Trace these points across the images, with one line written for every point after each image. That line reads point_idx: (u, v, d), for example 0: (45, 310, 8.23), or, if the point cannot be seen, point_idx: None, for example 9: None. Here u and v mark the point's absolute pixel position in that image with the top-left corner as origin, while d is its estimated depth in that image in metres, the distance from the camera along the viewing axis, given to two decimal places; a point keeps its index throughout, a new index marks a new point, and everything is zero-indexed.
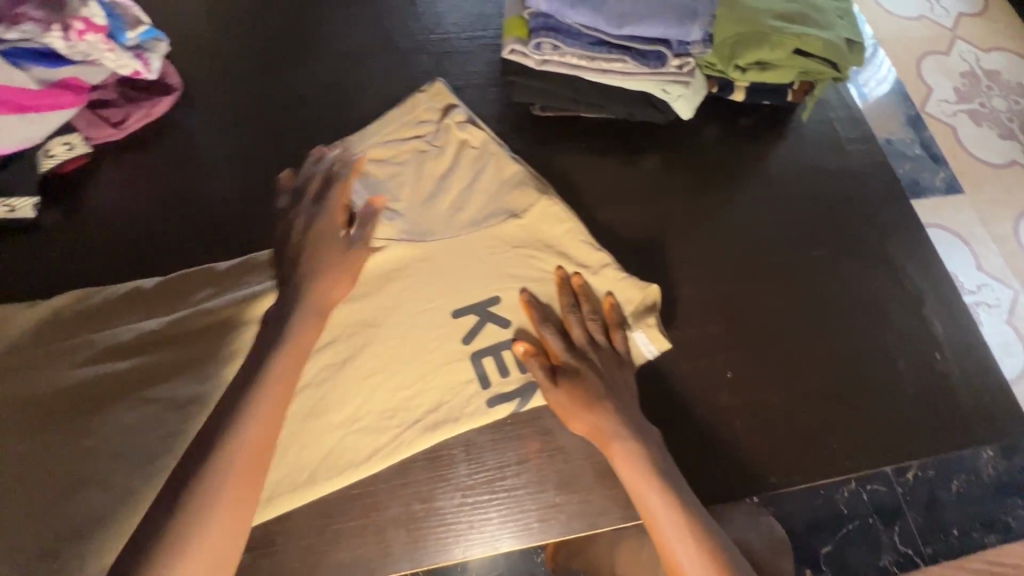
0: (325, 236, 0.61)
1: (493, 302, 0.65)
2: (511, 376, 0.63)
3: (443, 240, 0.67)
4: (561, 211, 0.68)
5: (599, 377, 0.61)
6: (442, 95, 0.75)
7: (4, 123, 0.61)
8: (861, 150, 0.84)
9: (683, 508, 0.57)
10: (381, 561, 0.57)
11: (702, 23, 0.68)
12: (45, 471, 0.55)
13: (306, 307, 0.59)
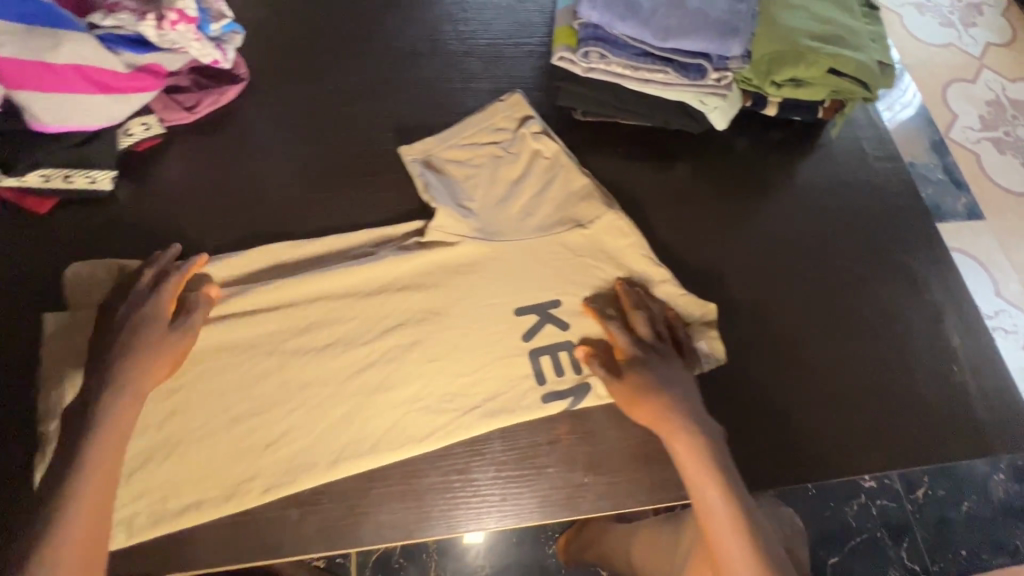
0: (146, 334, 0.61)
1: (554, 304, 0.70)
2: (566, 375, 0.67)
3: (515, 243, 0.71)
4: (623, 225, 0.72)
5: (660, 380, 0.64)
6: (520, 106, 0.80)
7: (92, 102, 0.66)
8: (887, 168, 0.88)
9: (739, 505, 0.60)
10: (418, 525, 0.62)
11: (742, 39, 0.72)
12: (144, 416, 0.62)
13: (128, 389, 0.59)
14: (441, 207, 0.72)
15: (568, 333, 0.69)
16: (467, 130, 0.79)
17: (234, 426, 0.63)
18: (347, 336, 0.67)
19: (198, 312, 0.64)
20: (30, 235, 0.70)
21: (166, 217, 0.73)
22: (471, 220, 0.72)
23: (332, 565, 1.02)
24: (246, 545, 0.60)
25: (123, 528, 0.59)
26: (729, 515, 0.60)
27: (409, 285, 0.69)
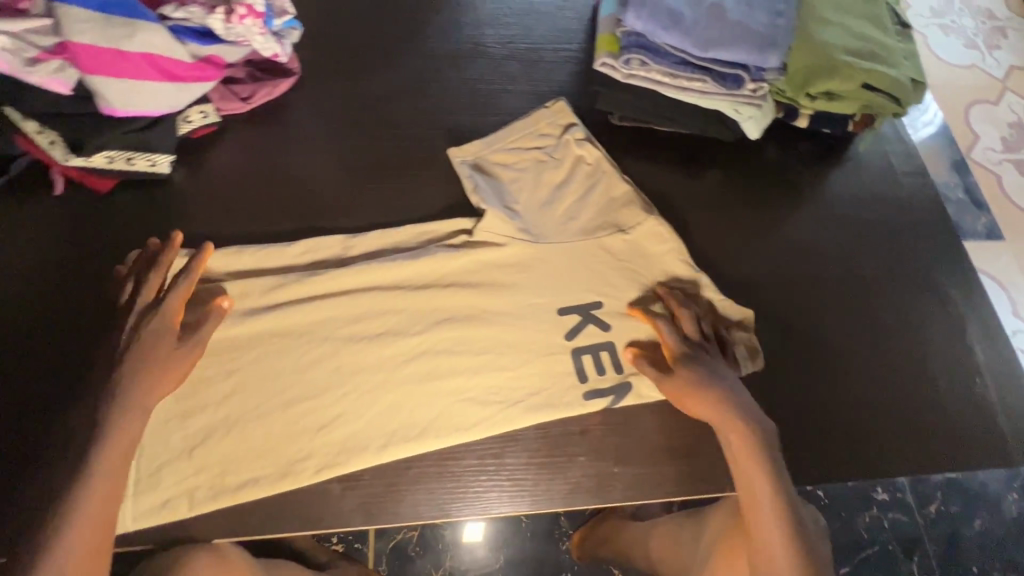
0: (154, 339, 0.63)
1: (596, 305, 0.72)
2: (607, 373, 0.70)
3: (557, 244, 0.75)
4: (665, 231, 0.75)
5: (710, 381, 0.66)
6: (565, 113, 0.84)
7: (157, 88, 0.69)
8: (914, 183, 0.90)
9: (788, 501, 0.63)
10: (455, 505, 0.65)
11: (780, 52, 0.75)
12: (207, 393, 0.65)
13: (142, 395, 0.61)
14: (490, 209, 0.75)
15: (611, 333, 0.71)
16: (512, 132, 0.82)
17: (282, 404, 0.66)
18: (392, 322, 0.70)
19: (207, 327, 0.65)
20: (93, 213, 0.74)
21: (219, 202, 0.77)
22: (518, 221, 0.76)
23: (349, 550, 0.99)
24: (290, 517, 0.63)
25: (185, 501, 0.62)
26: (778, 515, 0.62)
27: (451, 277, 0.72)
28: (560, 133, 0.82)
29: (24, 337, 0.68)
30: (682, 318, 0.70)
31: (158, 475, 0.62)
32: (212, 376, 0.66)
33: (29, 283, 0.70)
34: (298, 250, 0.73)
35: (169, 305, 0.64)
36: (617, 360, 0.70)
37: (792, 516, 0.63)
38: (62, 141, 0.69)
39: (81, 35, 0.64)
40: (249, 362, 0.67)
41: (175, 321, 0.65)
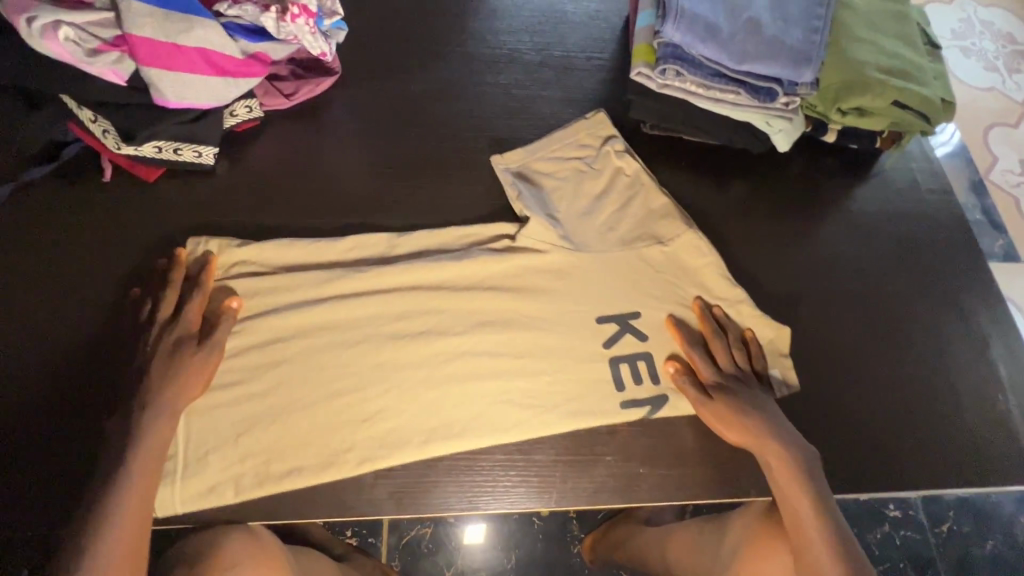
0: (179, 345, 0.65)
1: (634, 316, 0.74)
2: (645, 384, 0.72)
3: (599, 256, 0.76)
4: (702, 245, 0.77)
5: (747, 401, 0.69)
6: (605, 124, 0.86)
7: (209, 83, 0.71)
8: (938, 200, 0.91)
9: (828, 515, 0.64)
10: (484, 499, 0.66)
11: (814, 68, 0.76)
12: (254, 387, 0.67)
13: (172, 398, 0.63)
14: (533, 216, 0.77)
15: (647, 344, 0.73)
16: (554, 141, 0.84)
17: (318, 392, 0.67)
18: (427, 318, 0.72)
19: (223, 329, 0.67)
20: (141, 201, 0.77)
21: (261, 194, 0.79)
22: (559, 229, 0.77)
23: (363, 545, 0.95)
24: (323, 503, 0.65)
25: (227, 483, 0.63)
26: (824, 534, 0.62)
27: (484, 276, 0.74)
28: (601, 144, 0.84)
29: (75, 319, 0.70)
30: (716, 341, 0.72)
31: (204, 463, 0.64)
32: (254, 363, 0.68)
33: (79, 267, 0.73)
34: (343, 253, 0.75)
35: (186, 313, 0.66)
36: (653, 370, 0.72)
37: (839, 537, 0.63)
38: (114, 129, 0.72)
39: (142, 29, 0.66)
40: (287, 350, 0.69)
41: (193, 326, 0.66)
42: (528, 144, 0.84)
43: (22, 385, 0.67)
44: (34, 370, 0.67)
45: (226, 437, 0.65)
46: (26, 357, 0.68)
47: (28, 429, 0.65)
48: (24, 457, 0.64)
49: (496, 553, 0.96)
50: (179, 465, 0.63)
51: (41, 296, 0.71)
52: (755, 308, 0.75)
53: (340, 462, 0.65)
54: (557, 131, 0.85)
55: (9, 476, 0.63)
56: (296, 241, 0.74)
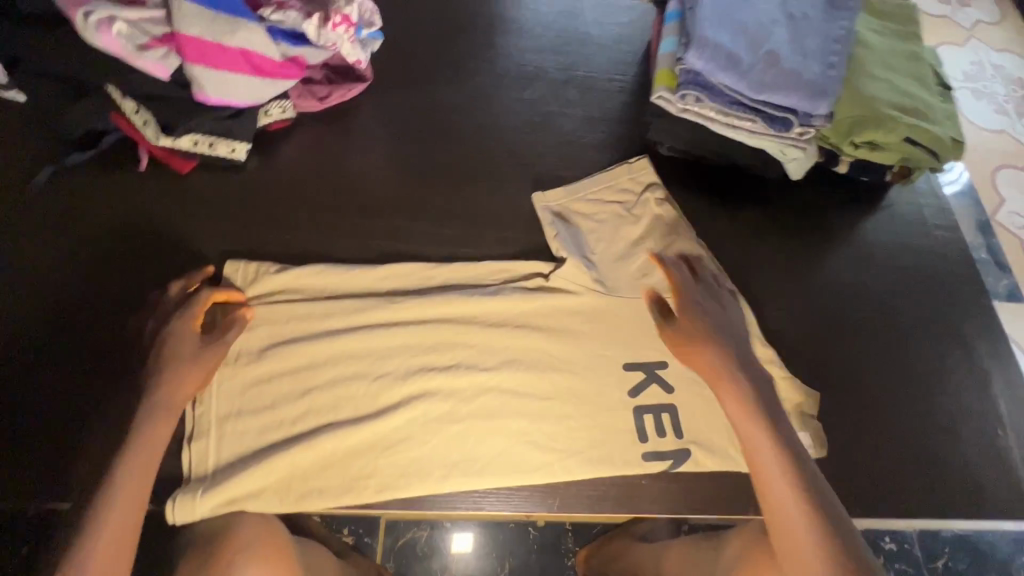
0: (179, 337, 0.66)
1: (661, 365, 0.76)
2: (667, 437, 0.73)
3: (630, 301, 0.79)
4: (734, 300, 0.80)
5: (710, 314, 0.74)
6: (646, 170, 0.87)
7: (248, 82, 0.74)
8: (945, 237, 0.93)
9: (792, 461, 0.62)
10: (489, 500, 0.70)
11: (829, 101, 0.79)
12: (288, 410, 0.69)
13: (167, 390, 0.64)
14: (570, 258, 0.78)
15: (673, 396, 0.75)
16: (598, 181, 0.86)
17: (336, 388, 0.71)
18: (444, 323, 0.75)
19: (230, 333, 0.69)
20: (174, 192, 0.79)
21: (289, 193, 0.82)
22: (594, 271, 0.79)
23: (358, 544, 0.93)
24: (331, 493, 0.67)
25: (247, 479, 0.66)
26: (805, 514, 0.59)
27: (510, 304, 0.77)
28: (642, 189, 0.86)
29: (105, 307, 0.73)
30: (688, 328, 0.73)
31: (228, 474, 0.66)
32: (274, 355, 0.71)
33: (112, 255, 0.75)
34: (375, 280, 0.77)
35: (190, 309, 0.68)
36: (676, 423, 0.74)
37: (825, 519, 0.59)
38: (155, 121, 0.75)
39: (189, 27, 0.69)
40: (308, 343, 0.72)
41: (194, 325, 0.68)
42: (569, 184, 0.86)
43: (54, 365, 0.70)
44: (66, 352, 0.70)
45: (258, 450, 0.68)
46: (60, 337, 0.71)
47: (59, 409, 0.68)
48: (52, 435, 0.67)
49: (487, 563, 0.94)
50: (202, 482, 0.65)
51: (74, 282, 0.73)
52: (782, 370, 0.77)
53: (350, 454, 0.69)
54: (595, 173, 0.88)
55: (39, 453, 0.66)
56: (329, 264, 0.77)
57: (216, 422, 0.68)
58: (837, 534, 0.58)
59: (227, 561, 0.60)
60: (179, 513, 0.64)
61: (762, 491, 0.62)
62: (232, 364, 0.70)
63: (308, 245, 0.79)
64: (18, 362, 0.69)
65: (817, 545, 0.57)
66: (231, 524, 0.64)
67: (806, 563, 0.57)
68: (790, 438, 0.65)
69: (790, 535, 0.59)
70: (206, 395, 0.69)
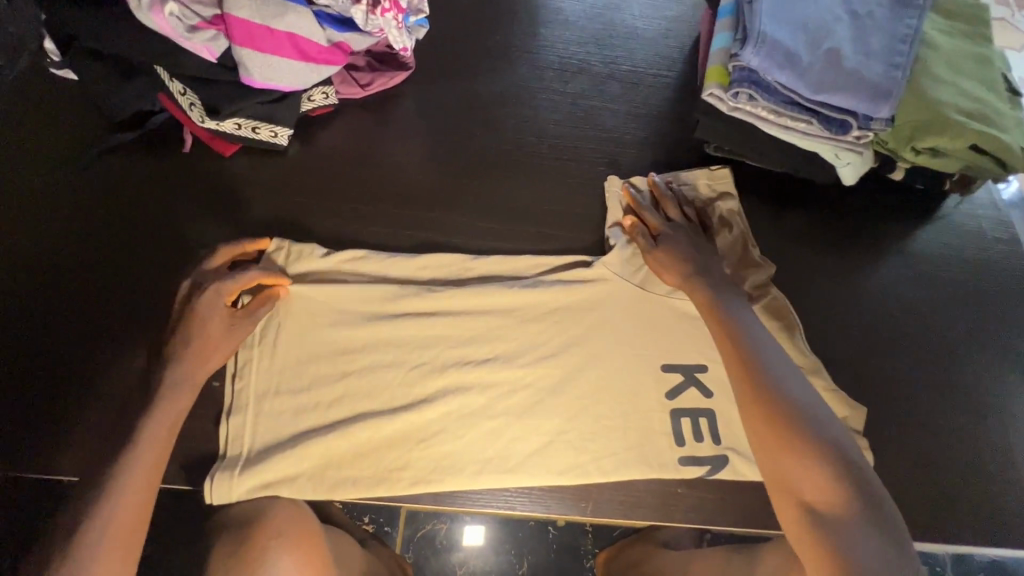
0: (210, 312, 0.65)
1: (701, 368, 0.74)
2: (704, 442, 0.71)
3: (671, 302, 0.76)
4: (781, 305, 0.78)
5: (686, 234, 0.75)
6: (723, 181, 0.85)
7: (294, 67, 0.74)
8: (1005, 250, 0.89)
9: (759, 351, 0.62)
10: (519, 501, 0.69)
11: (893, 104, 0.74)
12: (322, 397, 0.69)
13: (193, 368, 0.63)
14: (615, 248, 0.77)
15: (712, 400, 0.73)
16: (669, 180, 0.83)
17: (370, 379, 0.70)
18: (480, 318, 0.74)
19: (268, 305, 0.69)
20: (217, 173, 0.79)
21: (329, 178, 0.81)
22: (637, 270, 0.77)
23: (379, 533, 0.93)
24: (362, 484, 0.67)
25: (281, 463, 0.66)
26: (781, 404, 0.57)
27: (547, 301, 0.75)
28: (714, 198, 0.84)
29: (147, 283, 0.73)
30: (679, 266, 0.72)
31: (263, 456, 0.66)
32: (311, 339, 0.71)
33: (157, 235, 0.76)
34: (411, 268, 0.76)
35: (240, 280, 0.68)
36: (715, 429, 0.72)
37: (800, 408, 0.57)
38: (201, 104, 0.75)
39: (239, 10, 0.69)
40: (345, 328, 0.72)
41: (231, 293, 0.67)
42: (637, 180, 0.83)
43: (98, 342, 0.70)
44: (108, 326, 0.71)
45: (292, 435, 0.68)
46: (104, 313, 0.72)
47: (102, 386, 0.69)
48: (92, 408, 0.68)
49: (505, 558, 0.93)
50: (239, 458, 0.66)
51: (119, 257, 0.74)
52: (826, 381, 0.75)
53: (383, 446, 0.68)
54: (669, 171, 0.86)
55: (81, 430, 0.67)
56: (368, 251, 0.76)
57: (254, 397, 0.68)
58: (810, 419, 0.56)
59: (262, 547, 0.59)
60: (215, 493, 0.64)
61: (737, 389, 0.60)
62: (269, 347, 0.70)
63: (346, 233, 0.78)
64: (64, 339, 0.70)
65: (789, 429, 0.56)
66: (264, 509, 0.64)
67: (780, 449, 0.55)
68: (763, 337, 0.63)
69: (766, 426, 0.57)
70: (244, 373, 0.69)
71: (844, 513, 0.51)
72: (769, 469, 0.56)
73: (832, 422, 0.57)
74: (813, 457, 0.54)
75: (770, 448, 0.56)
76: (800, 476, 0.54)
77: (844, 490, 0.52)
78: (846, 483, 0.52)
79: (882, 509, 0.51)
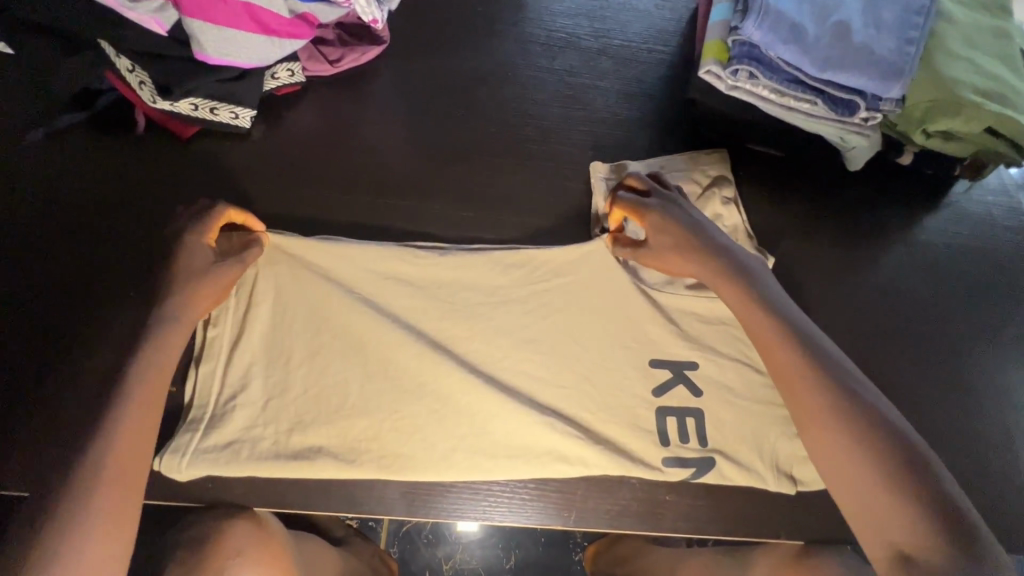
0: (194, 251, 0.60)
1: (691, 366, 0.70)
2: (690, 443, 0.68)
3: (668, 297, 0.72)
4: None
5: (683, 213, 0.65)
6: (720, 165, 0.79)
7: (252, 40, 0.67)
8: (1015, 240, 0.84)
9: (817, 360, 0.55)
10: (499, 509, 0.66)
11: (904, 82, 0.69)
12: (295, 394, 0.65)
13: (181, 308, 0.58)
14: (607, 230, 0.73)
15: (702, 401, 0.69)
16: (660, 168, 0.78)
17: (346, 342, 0.67)
18: (459, 316, 0.70)
19: (253, 250, 0.64)
20: (173, 158, 0.73)
21: (297, 163, 0.75)
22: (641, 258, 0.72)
23: (362, 529, 0.90)
24: (329, 452, 0.64)
25: (244, 464, 0.62)
26: (846, 432, 0.52)
27: (530, 297, 0.71)
28: (709, 182, 0.78)
29: (98, 278, 0.68)
30: (687, 265, 0.64)
31: (229, 416, 0.64)
32: (288, 295, 0.67)
33: (106, 226, 0.70)
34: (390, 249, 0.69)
35: (204, 224, 0.61)
36: (701, 430, 0.68)
37: (873, 426, 0.52)
38: (151, 82, 0.68)
39: None
40: (319, 286, 0.68)
41: (213, 233, 0.62)
42: (637, 160, 0.79)
43: (42, 344, 0.65)
44: (53, 325, 0.66)
45: (257, 436, 0.63)
46: (48, 315, 0.66)
47: (51, 393, 0.64)
48: (37, 415, 0.63)
49: (492, 556, 0.90)
50: (193, 436, 0.62)
51: (65, 252, 0.68)
52: None
53: (354, 414, 0.65)
54: (665, 154, 0.81)
55: (23, 442, 0.62)
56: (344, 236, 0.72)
57: (220, 374, 0.65)
58: (881, 436, 0.51)
59: (219, 567, 0.57)
60: (166, 462, 0.61)
61: (795, 412, 0.55)
62: (246, 301, 0.67)
63: (313, 221, 0.73)
64: (6, 342, 0.65)
65: (863, 461, 0.51)
66: (224, 524, 0.60)
67: (858, 483, 0.51)
68: (827, 350, 0.56)
69: (836, 458, 0.52)
70: (220, 320, 0.66)
71: (937, 556, 0.46)
72: (848, 506, 0.52)
73: (905, 431, 0.52)
74: (892, 490, 0.49)
75: (847, 482, 0.52)
76: (880, 511, 0.49)
77: (935, 529, 0.47)
78: (934, 520, 0.47)
79: (977, 542, 0.46)
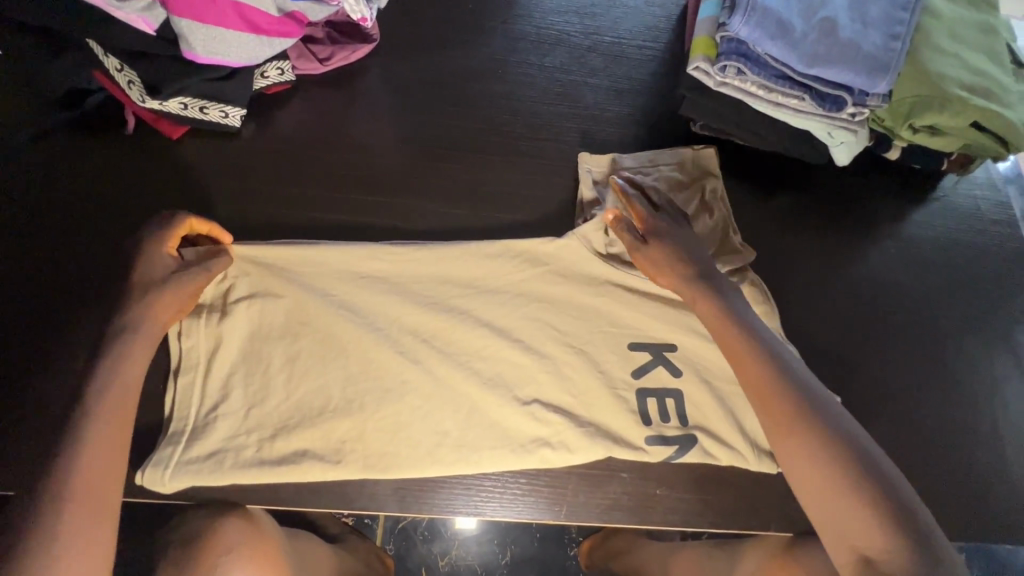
0: (149, 261, 0.60)
1: (669, 348, 0.71)
2: (671, 422, 0.69)
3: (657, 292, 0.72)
4: (757, 293, 0.73)
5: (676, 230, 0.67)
6: (709, 160, 0.80)
7: (242, 39, 0.67)
8: (1001, 233, 0.85)
9: (787, 372, 0.56)
10: (491, 504, 0.66)
11: (890, 78, 0.69)
12: (278, 400, 0.65)
13: (141, 316, 0.58)
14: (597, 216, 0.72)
15: (680, 380, 0.70)
16: (648, 161, 0.78)
17: (330, 344, 0.67)
18: (450, 313, 0.70)
19: (217, 259, 0.64)
20: (163, 157, 0.73)
21: (286, 163, 0.75)
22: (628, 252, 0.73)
23: (358, 526, 0.90)
24: (316, 455, 0.64)
25: (229, 472, 0.62)
26: (818, 441, 0.52)
27: (521, 293, 0.71)
28: (696, 176, 0.79)
29: (87, 279, 0.68)
30: (669, 276, 0.65)
31: (212, 426, 0.64)
32: (265, 302, 0.67)
33: (94, 228, 0.70)
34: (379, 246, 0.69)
35: (163, 232, 0.61)
36: (681, 408, 0.69)
37: (841, 439, 0.52)
38: (140, 81, 0.68)
39: None
40: (300, 289, 0.68)
41: (173, 241, 0.62)
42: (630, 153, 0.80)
43: (33, 345, 0.65)
44: (44, 326, 0.66)
45: (242, 443, 0.64)
46: (39, 316, 0.66)
47: (43, 393, 0.64)
48: (29, 416, 0.63)
49: (490, 552, 0.91)
50: (175, 449, 0.62)
51: (52, 254, 0.68)
52: None
53: (341, 414, 0.65)
54: (655, 148, 0.81)
55: (15, 442, 0.62)
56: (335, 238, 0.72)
57: (201, 386, 0.65)
58: (849, 446, 0.52)
59: (212, 564, 0.57)
60: (147, 478, 0.61)
61: (766, 421, 0.55)
62: (225, 309, 0.67)
63: (303, 220, 0.73)
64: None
65: (833, 471, 0.51)
66: (215, 522, 0.60)
67: (827, 492, 0.51)
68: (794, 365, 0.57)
69: (807, 467, 0.52)
70: (192, 331, 0.66)
71: (900, 561, 0.47)
72: (817, 515, 0.52)
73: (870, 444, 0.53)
74: (862, 500, 0.50)
75: (817, 491, 0.52)
76: (850, 520, 0.50)
77: (900, 537, 0.48)
78: (900, 529, 0.48)
79: (938, 551, 0.48)
